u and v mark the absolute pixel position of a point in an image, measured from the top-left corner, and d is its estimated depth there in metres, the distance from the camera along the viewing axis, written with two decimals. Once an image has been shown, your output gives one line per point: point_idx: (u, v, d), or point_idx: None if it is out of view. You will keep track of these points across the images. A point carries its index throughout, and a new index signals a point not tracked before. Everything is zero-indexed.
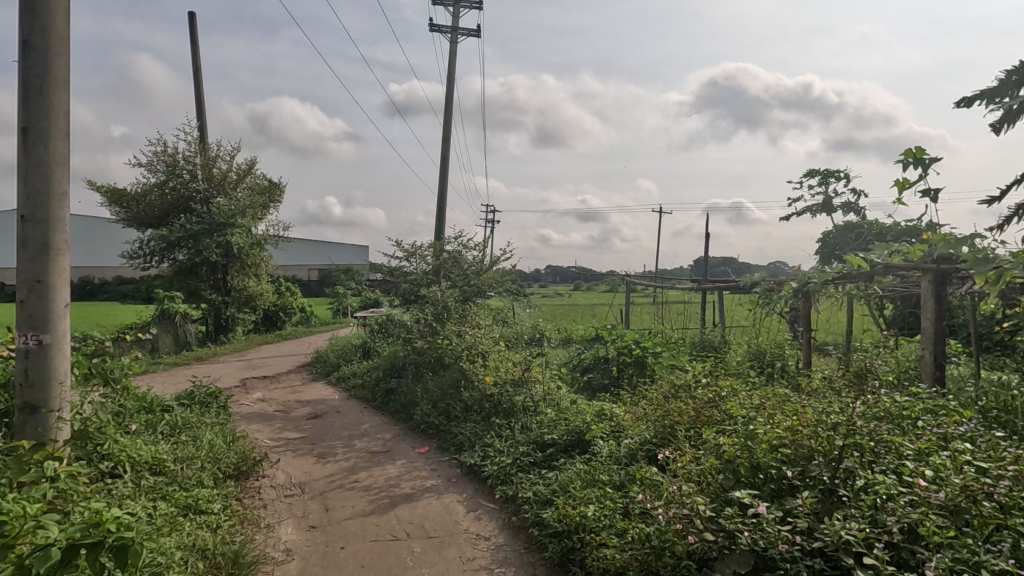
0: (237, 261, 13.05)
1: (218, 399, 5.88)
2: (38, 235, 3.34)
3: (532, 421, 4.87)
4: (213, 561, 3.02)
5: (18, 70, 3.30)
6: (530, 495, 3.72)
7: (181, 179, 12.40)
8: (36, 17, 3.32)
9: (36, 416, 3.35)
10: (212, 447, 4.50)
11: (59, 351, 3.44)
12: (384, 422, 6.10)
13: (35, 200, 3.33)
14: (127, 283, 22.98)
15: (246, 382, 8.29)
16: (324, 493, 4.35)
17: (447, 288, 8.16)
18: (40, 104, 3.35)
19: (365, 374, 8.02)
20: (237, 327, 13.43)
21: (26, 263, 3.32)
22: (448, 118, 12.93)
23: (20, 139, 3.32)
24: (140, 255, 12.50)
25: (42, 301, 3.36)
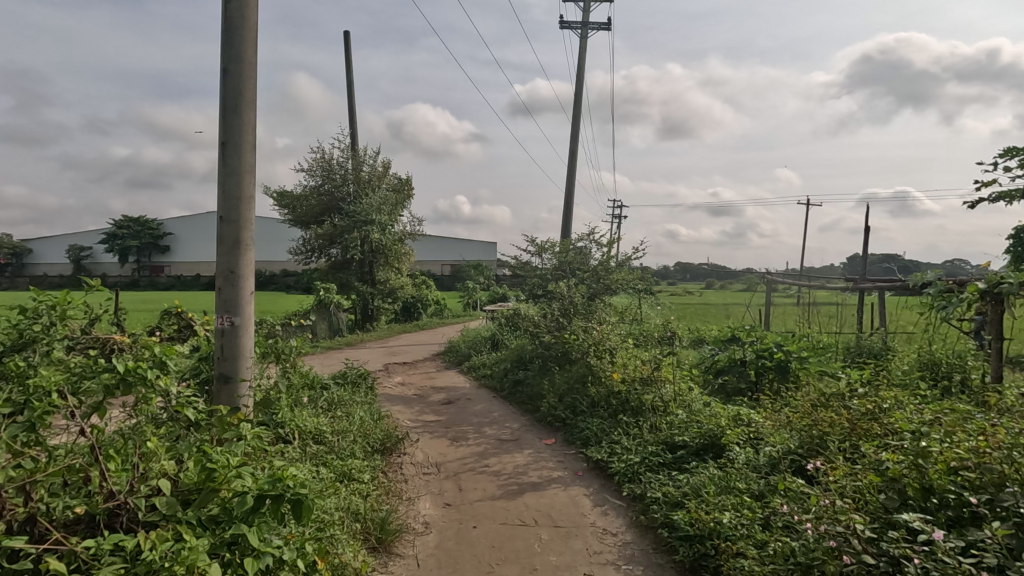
0: (381, 256, 14.28)
1: (367, 379, 6.51)
2: (231, 233, 3.95)
3: (662, 421, 4.75)
4: (365, 525, 3.38)
5: (220, 94, 3.94)
6: (659, 496, 3.64)
7: (336, 183, 13.83)
8: (233, 48, 3.93)
9: (229, 385, 3.97)
10: (362, 423, 5.00)
11: (246, 331, 4.05)
12: (513, 412, 6.32)
13: (230, 203, 3.94)
14: (291, 275, 26.16)
15: (389, 367, 9.07)
16: (457, 474, 4.62)
17: (575, 284, 8.20)
18: (235, 121, 3.95)
19: (495, 365, 8.36)
20: (381, 317, 14.71)
21: (223, 256, 3.95)
22: (576, 115, 12.95)
23: (220, 152, 3.96)
24: (303, 251, 14.20)
25: (234, 288, 3.97)
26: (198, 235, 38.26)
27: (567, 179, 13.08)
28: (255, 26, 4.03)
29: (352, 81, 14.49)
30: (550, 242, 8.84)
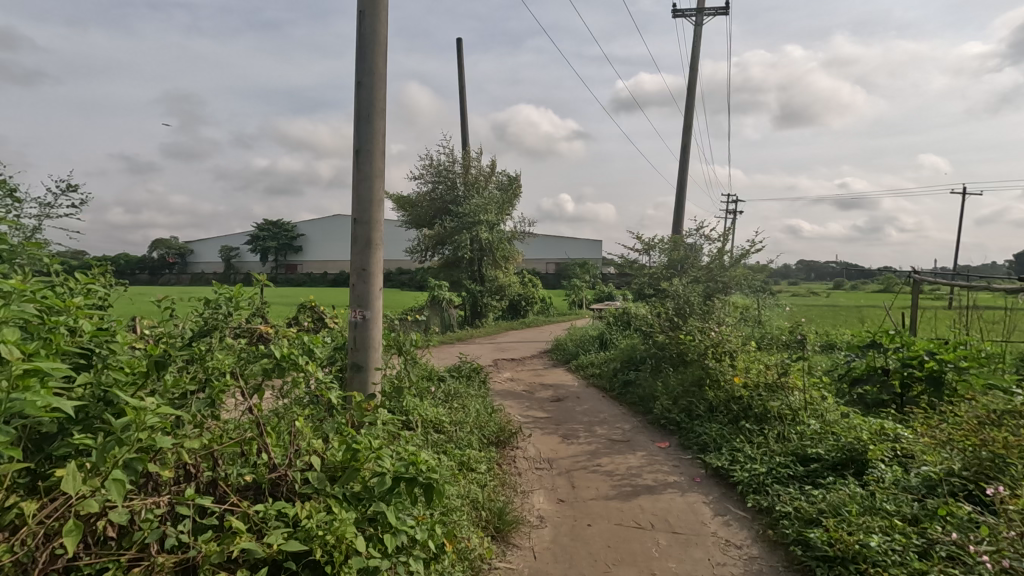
0: (490, 254, 14.70)
1: (480, 373, 6.72)
2: (363, 232, 4.27)
3: (791, 430, 4.42)
4: (484, 513, 3.50)
5: (354, 105, 4.27)
6: (790, 511, 3.39)
7: (448, 184, 14.43)
8: (365, 61, 4.25)
9: (362, 373, 4.30)
10: (477, 415, 5.19)
11: (375, 324, 4.36)
12: (623, 413, 6.21)
13: (363, 205, 4.26)
14: (405, 273, 27.68)
15: (498, 362, 9.30)
16: (570, 471, 4.64)
17: (688, 283, 7.86)
18: (366, 129, 4.26)
19: (603, 364, 8.26)
20: (489, 313, 15.14)
21: (357, 255, 4.29)
22: (689, 106, 12.38)
23: (354, 159, 4.29)
24: (417, 250, 15.00)
25: (366, 284, 4.30)
26: (325, 236, 41.81)
27: (679, 174, 12.56)
28: (385, 40, 4.33)
29: (463, 86, 15.02)
30: (659, 239, 8.55)
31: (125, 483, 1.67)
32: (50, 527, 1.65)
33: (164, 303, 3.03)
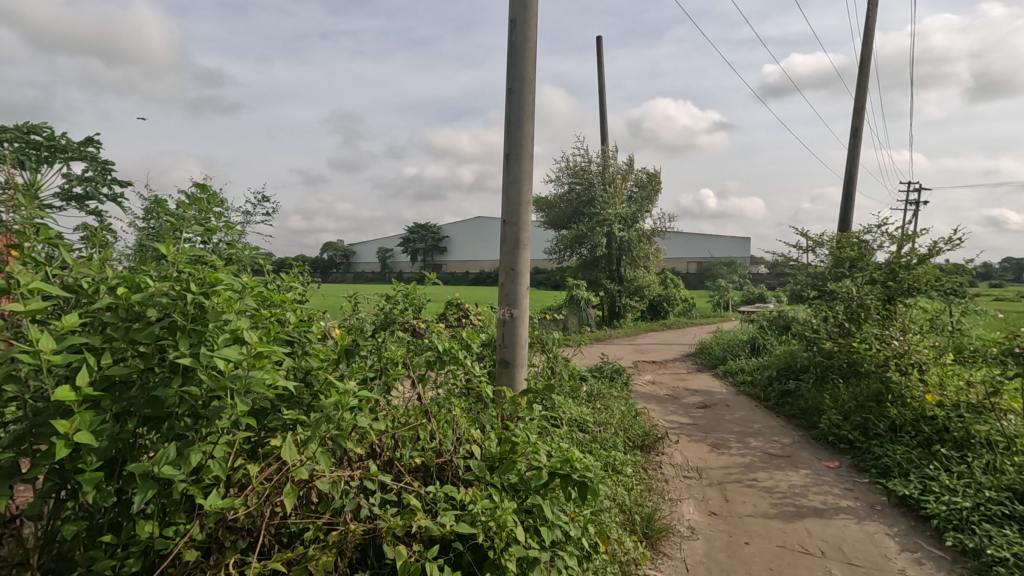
0: (629, 254, 14.39)
1: (622, 375, 6.60)
2: (512, 233, 4.42)
3: (1004, 462, 3.72)
4: (632, 517, 3.42)
5: (505, 111, 4.44)
6: (1006, 558, 2.91)
7: (586, 184, 14.39)
8: (516, 68, 4.39)
9: (509, 369, 4.44)
10: (621, 417, 5.09)
11: (522, 322, 4.48)
12: (782, 426, 5.70)
13: (512, 206, 4.41)
14: (543, 272, 28.15)
15: (638, 364, 9.07)
16: (722, 483, 4.36)
17: (862, 284, 6.94)
18: (516, 133, 4.40)
19: (756, 371, 7.66)
20: (628, 314, 14.83)
21: (506, 255, 4.45)
22: (861, 85, 10.95)
23: (504, 163, 4.46)
24: (556, 251, 15.18)
25: (514, 283, 4.43)
26: (467, 237, 44.11)
27: (848, 162, 11.21)
28: (534, 45, 4.44)
29: (603, 84, 14.87)
30: (824, 237, 7.71)
31: (325, 457, 1.92)
32: (268, 487, 1.95)
33: (353, 298, 3.49)
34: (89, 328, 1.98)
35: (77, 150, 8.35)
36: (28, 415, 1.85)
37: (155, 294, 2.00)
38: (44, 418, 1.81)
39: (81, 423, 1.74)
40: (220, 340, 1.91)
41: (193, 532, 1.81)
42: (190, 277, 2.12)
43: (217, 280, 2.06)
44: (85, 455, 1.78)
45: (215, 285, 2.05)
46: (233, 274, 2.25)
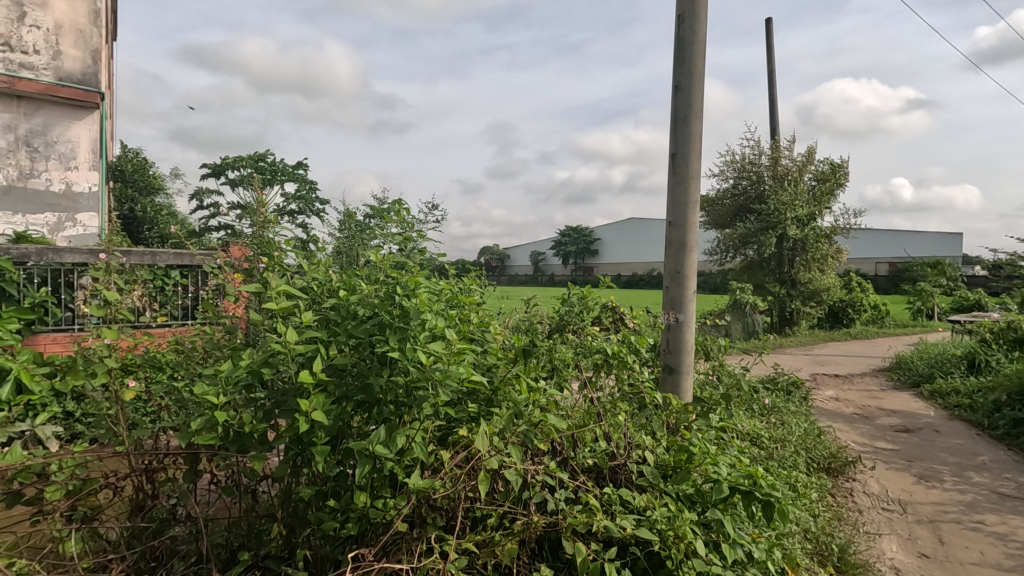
0: (803, 254, 12.99)
1: (800, 389, 5.96)
2: (678, 235, 4.24)
3: None
4: (821, 547, 3.07)
5: (671, 110, 4.29)
6: None
7: (754, 179, 13.28)
8: (684, 64, 4.23)
9: (674, 376, 4.23)
10: (802, 435, 4.61)
11: (689, 327, 4.26)
12: (1016, 462, 4.71)
13: (678, 207, 4.24)
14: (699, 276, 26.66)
15: (817, 377, 8.13)
16: (934, 522, 3.74)
17: None
18: (684, 132, 4.23)
19: (974, 392, 6.43)
20: (802, 320, 13.38)
21: (670, 257, 4.27)
22: None
23: (670, 163, 4.30)
24: (716, 252, 14.24)
25: (680, 287, 4.23)
26: (619, 240, 43.51)
27: None
28: (704, 39, 4.24)
29: (773, 70, 13.66)
30: None
31: (513, 450, 2.06)
32: (460, 473, 2.13)
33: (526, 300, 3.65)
34: (319, 323, 2.35)
35: (293, 174, 9.93)
36: (275, 395, 2.24)
37: (368, 296, 2.31)
38: (288, 398, 2.19)
39: (317, 403, 2.07)
40: (422, 338, 2.15)
41: (404, 506, 2.07)
42: (394, 281, 2.41)
43: (418, 284, 2.31)
44: (317, 430, 2.11)
45: (415, 288, 2.31)
46: (428, 278, 2.51)
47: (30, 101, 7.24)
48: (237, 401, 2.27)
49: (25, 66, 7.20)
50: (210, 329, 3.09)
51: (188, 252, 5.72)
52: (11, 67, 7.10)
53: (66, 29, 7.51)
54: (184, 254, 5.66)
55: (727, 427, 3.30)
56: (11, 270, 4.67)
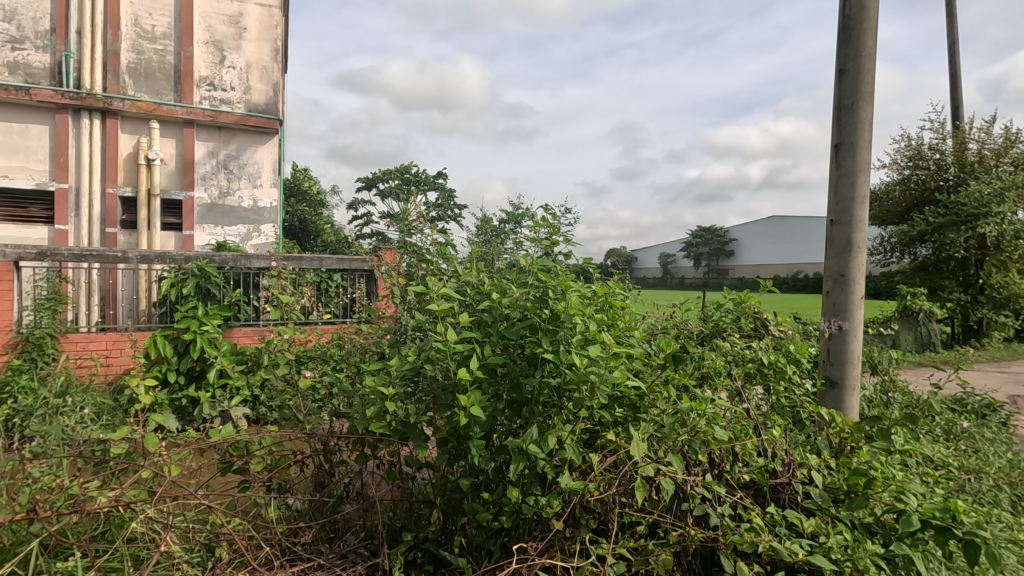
0: (996, 254, 11.04)
1: (998, 414, 5.05)
2: (843, 234, 3.81)
3: None
4: None
5: (834, 96, 3.88)
6: None
7: (931, 169, 11.57)
8: (852, 44, 3.80)
9: (836, 391, 3.77)
10: (1003, 467, 3.90)
11: (856, 337, 3.78)
12: None
13: (842, 203, 3.80)
14: None
15: (1018, 400, 6.84)
16: None
17: None
18: (851, 120, 3.80)
19: None
20: (994, 332, 11.36)
21: (833, 259, 3.84)
22: None
23: (833, 154, 3.88)
24: (880, 252, 12.62)
25: (844, 291, 3.78)
26: (759, 241, 40.36)
27: None
28: (875, 14, 3.78)
29: (956, 41, 11.81)
30: None
31: (671, 460, 2.02)
32: (614, 478, 2.13)
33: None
34: (475, 324, 2.48)
35: (433, 182, 10.60)
36: (436, 390, 2.41)
37: (519, 299, 2.39)
38: (447, 394, 2.34)
39: (474, 399, 2.18)
40: (574, 341, 2.18)
41: (558, 504, 2.11)
42: (542, 284, 2.46)
43: (568, 287, 2.34)
44: (474, 425, 2.23)
45: (565, 291, 2.34)
46: (576, 282, 2.54)
47: (227, 131, 8.56)
48: (402, 394, 2.48)
49: (225, 102, 8.54)
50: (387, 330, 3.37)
51: (350, 257, 6.39)
52: (215, 103, 8.47)
53: (255, 68, 8.77)
54: (346, 259, 6.33)
55: (911, 453, 2.89)
56: (214, 273, 5.64)
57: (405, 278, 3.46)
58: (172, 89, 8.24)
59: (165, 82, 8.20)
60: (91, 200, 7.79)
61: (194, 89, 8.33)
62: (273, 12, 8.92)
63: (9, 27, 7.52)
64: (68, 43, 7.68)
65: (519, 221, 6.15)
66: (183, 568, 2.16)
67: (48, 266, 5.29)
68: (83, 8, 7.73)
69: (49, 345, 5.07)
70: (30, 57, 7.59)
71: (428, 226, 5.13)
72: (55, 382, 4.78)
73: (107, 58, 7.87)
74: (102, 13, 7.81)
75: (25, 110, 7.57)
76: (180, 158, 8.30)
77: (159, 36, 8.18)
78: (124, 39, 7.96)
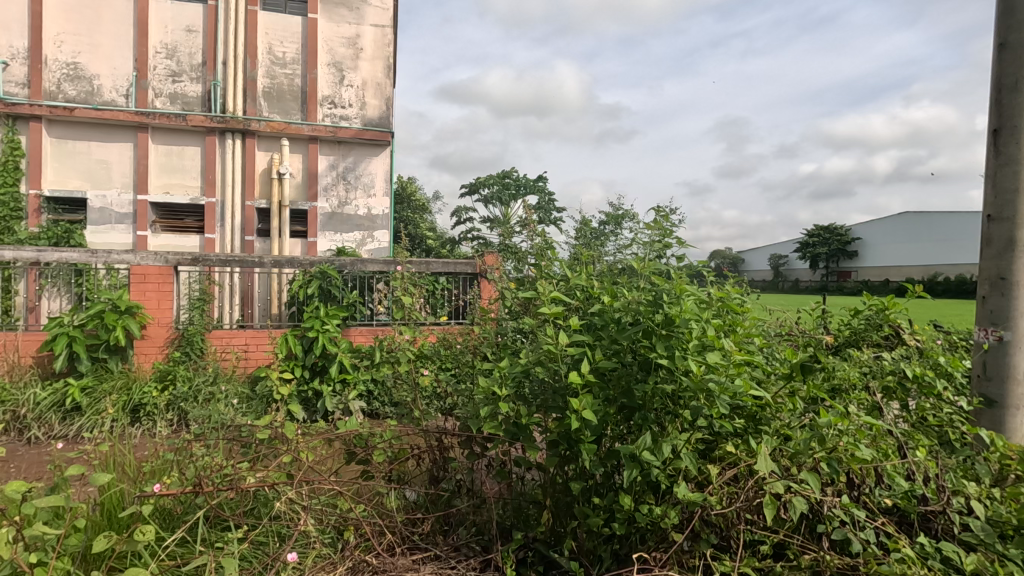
0: None
1: None
2: (1003, 233, 3.28)
3: None
4: None
5: (992, 75, 3.37)
6: None
7: None
8: (1015, 14, 3.28)
9: (995, 411, 3.26)
10: None
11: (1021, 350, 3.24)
12: None
13: (1003, 196, 3.28)
14: None
15: None
16: None
17: None
18: (1013, 101, 3.27)
19: None
20: None
21: (990, 260, 3.33)
22: None
23: (989, 141, 3.37)
24: None
25: (1005, 297, 3.26)
26: None
27: None
28: None
29: None
30: None
31: (807, 478, 1.90)
32: (739, 494, 2.04)
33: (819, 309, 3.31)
34: (586, 327, 2.46)
35: (533, 186, 10.72)
36: (545, 392, 2.42)
37: (631, 302, 2.33)
38: (557, 397, 2.35)
39: (586, 403, 2.16)
40: (691, 347, 2.09)
41: (677, 515, 2.06)
42: (656, 288, 2.38)
43: (683, 291, 2.25)
44: (585, 428, 2.21)
45: (680, 295, 2.24)
46: (692, 285, 2.43)
47: (346, 144, 9.26)
48: (512, 395, 2.52)
49: (344, 118, 9.25)
50: (498, 336, 3.49)
51: (455, 261, 6.62)
52: (335, 119, 9.20)
53: (370, 84, 9.40)
54: (451, 263, 6.57)
55: None
56: (335, 275, 6.12)
57: (516, 284, 3.53)
58: (299, 109, 9.06)
59: (293, 103, 9.04)
60: (233, 212, 8.77)
61: (318, 108, 9.09)
62: (386, 31, 9.51)
63: (171, 63, 8.66)
64: (216, 73, 8.70)
65: (620, 223, 6.05)
66: (318, 547, 2.36)
67: (200, 270, 6.03)
68: (228, 42, 8.72)
69: (200, 341, 5.73)
70: (186, 88, 8.69)
71: (529, 229, 5.20)
72: (206, 372, 5.43)
73: (247, 84, 8.81)
74: (243, 45, 8.76)
75: (182, 134, 8.67)
76: (306, 171, 9.10)
77: (289, 61, 9.04)
78: (260, 67, 8.89)
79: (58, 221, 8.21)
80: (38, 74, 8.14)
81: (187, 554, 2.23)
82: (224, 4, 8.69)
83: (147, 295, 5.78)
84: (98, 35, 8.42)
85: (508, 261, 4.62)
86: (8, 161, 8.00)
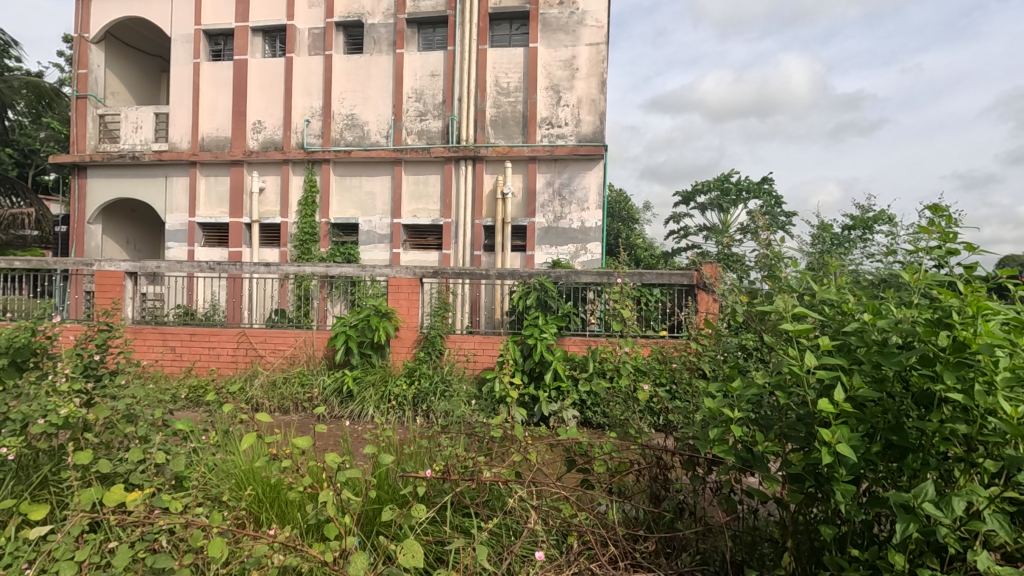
0: None
1: None
2: None
3: None
4: None
5: None
6: None
7: None
8: None
9: None
10: None
11: None
12: None
13: None
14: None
15: None
16: None
17: None
18: None
19: None
20: None
21: None
22: None
23: None
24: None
25: None
26: None
27: None
28: None
29: None
30: None
31: None
32: None
33: None
34: (840, 347, 2.09)
35: (757, 189, 9.85)
36: (784, 419, 2.15)
37: (902, 320, 1.93)
38: (800, 425, 2.07)
39: (840, 435, 1.84)
40: (999, 381, 1.67)
41: None
42: (938, 303, 1.94)
43: (982, 308, 1.80)
44: (838, 466, 1.89)
45: (978, 315, 1.80)
46: (994, 300, 1.94)
47: (562, 161, 9.70)
48: (743, 418, 2.29)
49: (560, 136, 9.73)
50: (717, 351, 3.38)
51: (669, 272, 6.33)
52: (552, 139, 9.73)
53: (585, 101, 9.70)
54: (665, 273, 6.29)
55: None
56: (551, 287, 6.41)
57: (749, 296, 3.23)
58: (521, 133, 9.83)
59: (516, 128, 9.84)
60: (465, 230, 9.87)
61: (537, 130, 9.73)
62: (601, 48, 9.70)
63: (419, 104, 10.14)
64: (452, 109, 9.91)
65: (870, 227, 5.18)
66: (545, 548, 2.48)
67: (438, 282, 6.87)
68: (462, 80, 9.87)
69: (440, 343, 6.55)
70: (430, 124, 10.08)
71: (755, 236, 4.75)
72: (444, 371, 6.20)
73: (477, 115, 9.87)
74: (475, 81, 9.84)
75: (426, 164, 10.07)
76: (525, 190, 9.78)
77: (512, 90, 9.86)
78: (488, 98, 9.88)
79: (342, 243, 10.28)
80: (328, 126, 10.28)
81: (438, 532, 2.55)
82: (460, 49, 9.88)
83: (400, 303, 6.82)
84: (368, 89, 10.31)
85: (728, 271, 4.42)
86: (309, 197, 10.26)
